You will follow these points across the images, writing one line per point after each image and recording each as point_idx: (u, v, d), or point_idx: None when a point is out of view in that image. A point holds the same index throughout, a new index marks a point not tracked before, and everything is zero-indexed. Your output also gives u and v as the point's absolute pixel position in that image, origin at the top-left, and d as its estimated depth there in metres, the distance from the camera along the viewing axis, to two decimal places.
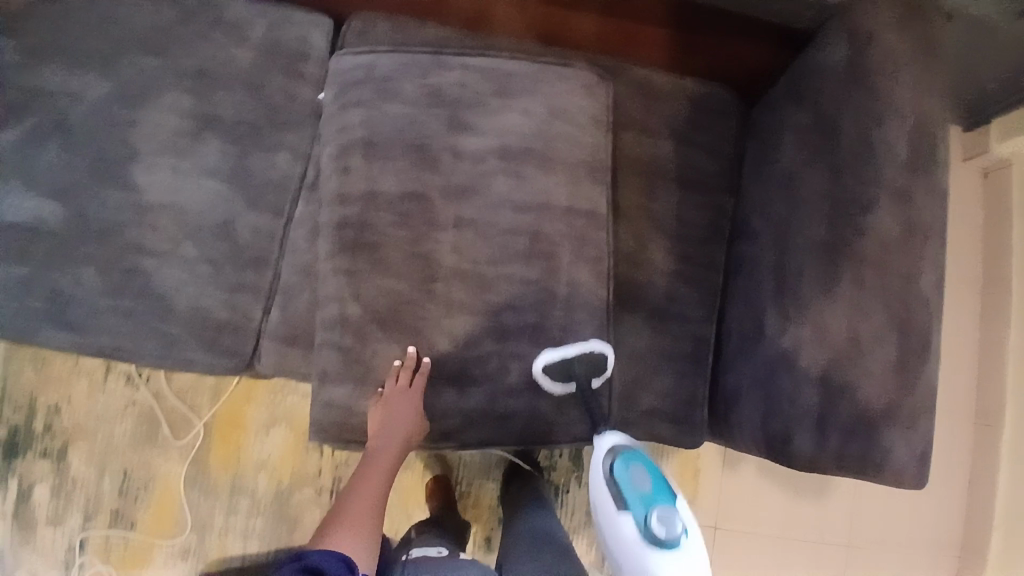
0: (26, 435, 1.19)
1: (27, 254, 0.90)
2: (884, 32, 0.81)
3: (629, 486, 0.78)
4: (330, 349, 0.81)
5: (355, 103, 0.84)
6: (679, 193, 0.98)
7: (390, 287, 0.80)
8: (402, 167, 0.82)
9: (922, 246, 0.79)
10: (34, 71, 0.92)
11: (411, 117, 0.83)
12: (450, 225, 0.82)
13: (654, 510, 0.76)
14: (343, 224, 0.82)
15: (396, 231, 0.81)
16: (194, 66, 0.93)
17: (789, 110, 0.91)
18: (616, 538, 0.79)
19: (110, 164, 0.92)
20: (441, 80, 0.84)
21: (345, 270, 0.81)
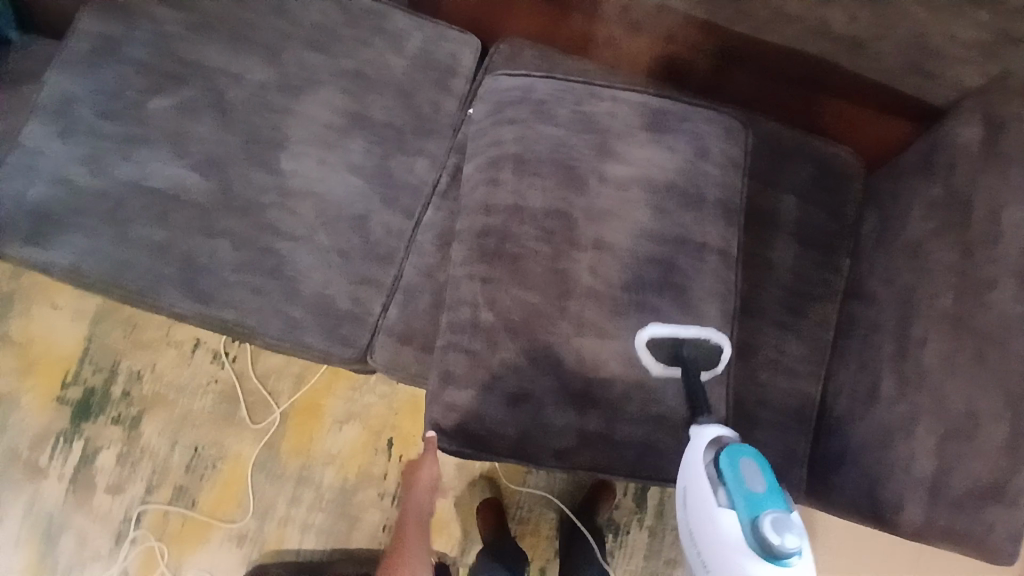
0: (102, 399, 1.20)
1: (164, 219, 0.93)
2: (1019, 121, 0.83)
3: (736, 478, 0.64)
4: (459, 350, 0.83)
5: (512, 123, 0.89)
6: (796, 250, 1.01)
7: (526, 298, 0.83)
8: (550, 186, 0.85)
9: None
10: (199, 47, 0.97)
11: (565, 142, 0.87)
12: (591, 247, 0.84)
13: (767, 513, 0.62)
14: (488, 232, 0.85)
15: (539, 247, 0.84)
16: (352, 67, 0.99)
17: (916, 182, 0.94)
18: (702, 513, 0.66)
19: (259, 146, 0.96)
20: (595, 110, 0.88)
21: (482, 275, 0.84)
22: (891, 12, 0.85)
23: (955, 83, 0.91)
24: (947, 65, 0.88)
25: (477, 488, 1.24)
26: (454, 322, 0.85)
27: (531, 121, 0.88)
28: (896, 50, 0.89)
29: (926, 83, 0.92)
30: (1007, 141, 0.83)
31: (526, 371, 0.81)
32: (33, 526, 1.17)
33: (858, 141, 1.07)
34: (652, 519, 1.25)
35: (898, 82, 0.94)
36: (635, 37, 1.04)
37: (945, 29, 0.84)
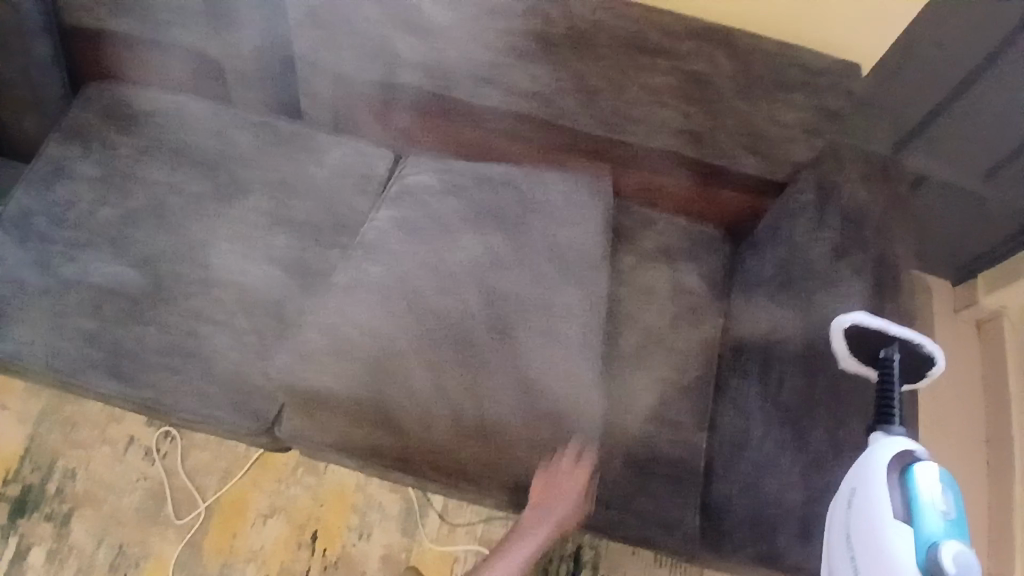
0: (36, 496, 1.23)
1: (99, 310, 1.04)
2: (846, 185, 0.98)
3: (920, 502, 0.65)
4: (369, 401, 0.96)
5: (441, 230, 1.06)
6: (674, 310, 1.10)
7: (442, 377, 0.97)
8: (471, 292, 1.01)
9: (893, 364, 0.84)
10: (147, 168, 1.15)
11: (482, 243, 1.04)
12: (499, 329, 1.00)
13: (955, 549, 0.61)
14: (412, 310, 0.99)
15: (451, 329, 0.99)
16: (279, 178, 1.16)
17: (766, 243, 1.08)
18: (869, 519, 0.67)
19: (194, 245, 1.09)
20: (517, 213, 1.07)
21: (401, 336, 0.98)
22: (722, 104, 1.03)
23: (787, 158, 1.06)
24: (778, 144, 1.04)
25: None
26: (366, 390, 0.97)
27: (433, 229, 1.06)
28: (733, 135, 1.04)
29: (769, 162, 1.06)
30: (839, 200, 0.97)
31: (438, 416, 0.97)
32: None
33: (707, 212, 1.16)
34: None
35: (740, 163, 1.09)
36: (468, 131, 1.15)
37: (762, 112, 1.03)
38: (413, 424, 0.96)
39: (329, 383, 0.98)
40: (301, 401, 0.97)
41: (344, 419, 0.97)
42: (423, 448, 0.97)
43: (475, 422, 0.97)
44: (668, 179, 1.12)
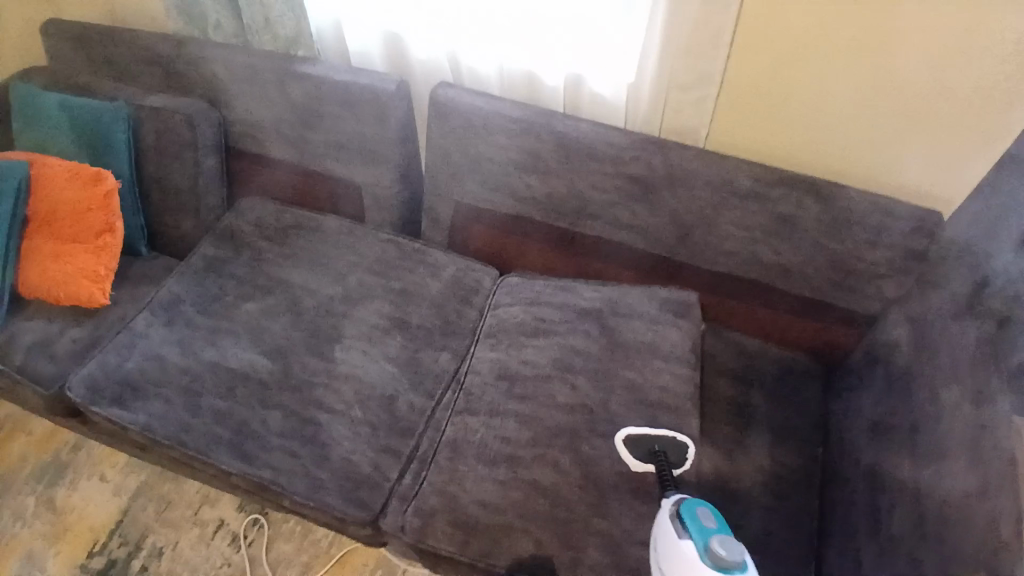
0: (119, 572, 1.25)
1: (231, 391, 1.14)
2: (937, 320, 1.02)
3: (695, 520, 0.85)
4: (492, 483, 0.99)
5: (535, 334, 1.14)
6: (770, 436, 1.13)
7: (553, 456, 1.00)
8: (580, 382, 1.07)
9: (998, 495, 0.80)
10: (284, 268, 1.31)
11: (568, 345, 1.11)
12: (605, 421, 1.03)
13: (713, 537, 0.82)
14: (521, 399, 1.07)
15: (575, 423, 1.03)
16: (399, 287, 1.29)
17: (862, 377, 1.11)
18: (674, 566, 0.83)
19: (321, 340, 1.21)
20: (602, 324, 1.14)
21: (508, 420, 1.05)
22: (803, 240, 1.12)
23: (879, 295, 1.13)
24: (867, 282, 1.12)
25: None
26: (492, 472, 1.00)
27: (527, 334, 1.14)
28: (821, 272, 1.13)
29: (855, 294, 1.14)
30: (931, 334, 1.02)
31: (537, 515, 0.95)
32: None
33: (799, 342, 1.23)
34: None
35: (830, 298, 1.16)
36: (571, 256, 1.30)
37: (852, 251, 1.10)
38: (535, 504, 0.96)
39: (456, 469, 1.01)
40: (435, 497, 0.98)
41: (467, 503, 0.97)
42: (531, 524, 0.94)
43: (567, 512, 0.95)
44: (756, 310, 1.22)
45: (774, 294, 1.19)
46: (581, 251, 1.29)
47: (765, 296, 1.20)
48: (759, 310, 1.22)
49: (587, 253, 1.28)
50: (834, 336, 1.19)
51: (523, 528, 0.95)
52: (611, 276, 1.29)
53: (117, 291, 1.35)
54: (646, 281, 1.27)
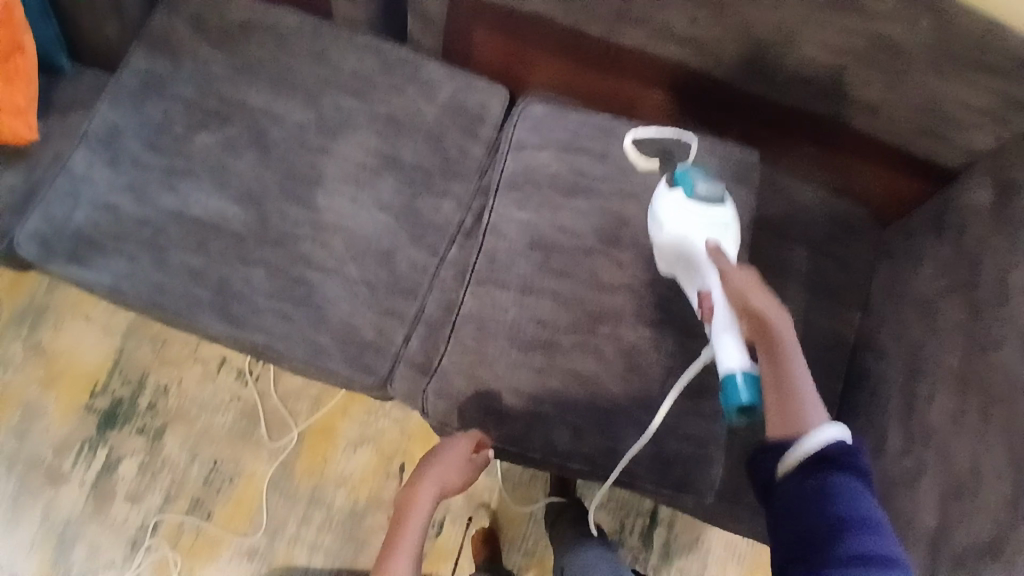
0: (128, 410, 1.26)
1: (204, 246, 1.00)
2: None
3: (680, 171, 0.85)
4: (526, 370, 0.85)
5: (574, 193, 0.92)
6: (809, 300, 1.03)
7: (595, 343, 0.86)
8: (626, 260, 0.89)
9: None
10: (242, 87, 1.06)
11: (613, 211, 0.91)
12: (650, 305, 0.88)
13: (699, 181, 0.83)
14: (559, 275, 0.88)
15: (603, 298, 0.88)
16: (386, 112, 1.06)
17: (927, 243, 0.98)
18: (660, 212, 0.85)
19: (298, 183, 1.03)
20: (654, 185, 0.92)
21: (545, 300, 0.88)
22: (904, 72, 0.88)
23: (968, 146, 0.93)
24: (959, 129, 0.91)
25: (465, 522, 1.22)
26: (525, 358, 0.86)
27: (564, 193, 0.92)
28: (905, 110, 0.92)
29: (940, 144, 0.95)
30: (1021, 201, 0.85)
31: (557, 406, 0.85)
32: (44, 532, 1.20)
33: (855, 190, 1.08)
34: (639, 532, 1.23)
35: (909, 145, 0.97)
36: (598, 75, 1.06)
37: (951, 90, 0.87)
38: (576, 395, 0.85)
39: (483, 352, 0.86)
40: (458, 381, 0.85)
41: (501, 391, 0.85)
42: (572, 418, 0.85)
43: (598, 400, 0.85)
44: (812, 150, 1.04)
45: (837, 134, 1.00)
46: (629, 73, 1.04)
47: (827, 133, 1.01)
48: (814, 151, 1.04)
49: (619, 70, 1.04)
50: (895, 185, 1.03)
51: (559, 417, 0.85)
52: (643, 101, 1.07)
53: (44, 122, 1.10)
54: (683, 109, 1.06)
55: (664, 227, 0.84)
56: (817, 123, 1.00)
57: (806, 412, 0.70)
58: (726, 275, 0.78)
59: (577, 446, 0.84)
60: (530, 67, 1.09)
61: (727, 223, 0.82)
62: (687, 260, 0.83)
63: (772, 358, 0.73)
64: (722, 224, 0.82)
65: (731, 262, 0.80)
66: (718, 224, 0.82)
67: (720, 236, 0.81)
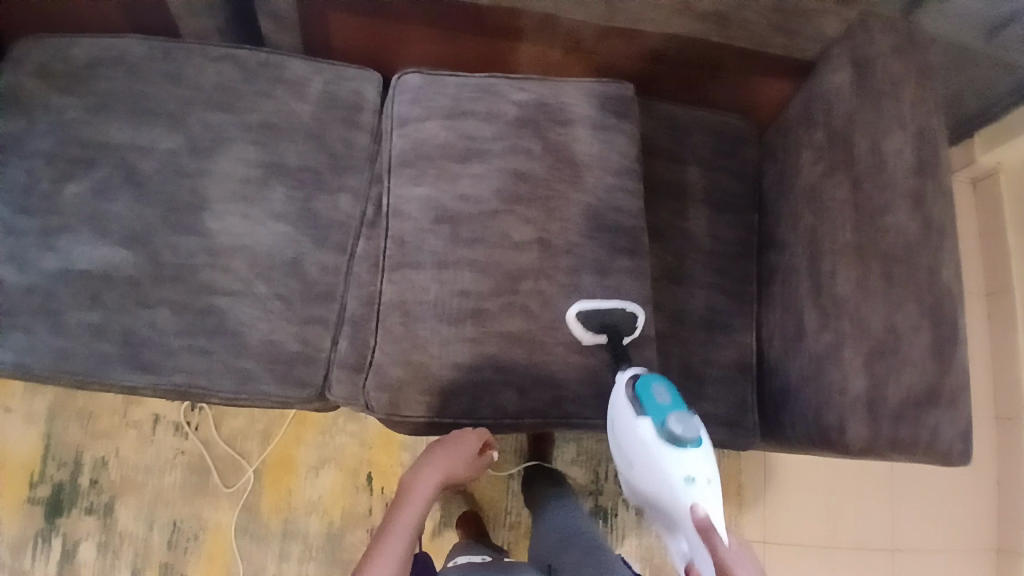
0: (72, 492, 1.18)
1: (99, 300, 0.93)
2: (884, 58, 0.93)
3: (649, 398, 0.77)
4: (459, 343, 0.84)
5: (468, 158, 0.89)
6: (710, 215, 1.09)
7: (520, 303, 0.86)
8: (532, 214, 0.88)
9: (940, 243, 0.87)
10: (98, 125, 0.99)
11: (509, 167, 0.89)
12: (564, 251, 0.88)
13: (673, 421, 0.75)
14: (472, 243, 0.87)
15: (511, 256, 0.87)
16: (259, 120, 1.02)
17: (802, 132, 1.03)
18: (633, 446, 0.79)
19: (183, 212, 0.97)
20: (544, 132, 0.91)
21: (463, 271, 0.86)
22: None
23: (820, 33, 0.98)
24: (810, 20, 0.96)
25: (446, 513, 1.21)
26: (457, 332, 0.84)
27: (459, 160, 0.89)
28: (758, 10, 0.95)
29: (793, 39, 1.00)
30: (875, 75, 0.93)
31: (494, 371, 0.84)
32: None
33: (731, 103, 1.13)
34: (615, 476, 1.26)
35: (770, 44, 1.01)
36: (465, 38, 1.05)
37: None
38: (513, 357, 0.84)
39: (415, 336, 0.84)
40: (393, 367, 0.83)
41: (439, 370, 0.83)
42: (512, 377, 0.84)
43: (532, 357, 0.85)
44: (686, 68, 1.07)
45: (704, 49, 1.03)
46: (503, 32, 1.03)
47: (693, 50, 1.03)
48: (687, 68, 1.07)
49: (485, 29, 1.03)
50: (766, 86, 1.08)
51: (500, 380, 0.84)
52: (519, 56, 1.07)
53: None
54: (557, 57, 1.07)
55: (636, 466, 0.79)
56: (680, 43, 1.02)
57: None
58: (713, 543, 0.70)
59: (520, 403, 0.85)
60: (399, 44, 1.07)
61: (705, 479, 0.75)
62: (668, 501, 0.77)
63: None
64: (697, 479, 0.75)
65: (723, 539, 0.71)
66: (693, 477, 0.75)
67: (700, 499, 0.74)
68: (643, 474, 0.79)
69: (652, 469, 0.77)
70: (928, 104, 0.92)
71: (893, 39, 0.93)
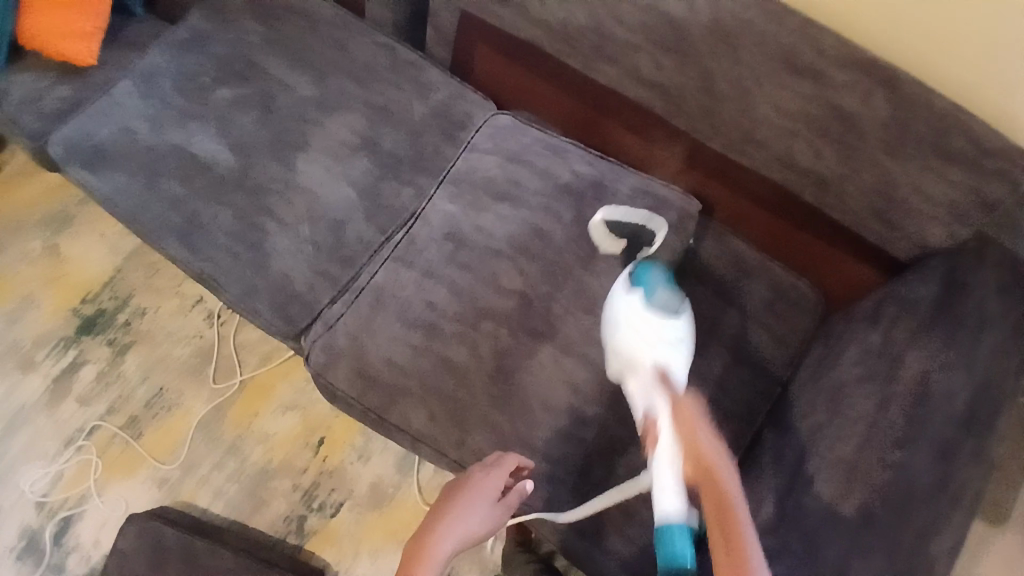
0: (107, 321, 1.36)
1: (188, 179, 1.09)
2: (986, 298, 0.82)
3: (643, 275, 0.84)
4: (403, 345, 0.85)
5: (503, 196, 0.94)
6: (730, 364, 1.00)
7: (473, 338, 0.85)
8: (531, 269, 0.88)
9: (948, 509, 0.73)
10: (268, 57, 1.19)
11: (535, 219, 0.92)
12: (542, 316, 0.87)
13: (660, 292, 0.81)
14: (463, 266, 0.89)
15: (491, 298, 0.87)
16: (381, 102, 1.15)
17: (860, 329, 0.95)
18: (614, 311, 0.83)
19: (286, 145, 1.12)
20: (581, 207, 0.92)
21: (441, 285, 0.88)
22: (856, 148, 0.89)
23: (922, 239, 0.91)
24: (916, 221, 0.90)
25: (364, 516, 1.24)
26: (407, 335, 0.85)
27: (496, 194, 0.94)
28: (860, 179, 0.91)
29: (894, 233, 0.93)
30: (962, 307, 0.83)
31: (417, 392, 0.83)
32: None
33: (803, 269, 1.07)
34: None
35: (863, 228, 0.95)
36: (579, 105, 1.12)
37: (907, 176, 0.87)
38: (442, 380, 0.83)
39: (372, 322, 0.86)
40: (346, 340, 0.85)
41: (373, 358, 0.84)
42: (439, 413, 0.83)
43: (455, 397, 0.82)
44: (767, 218, 1.05)
45: (793, 208, 1.01)
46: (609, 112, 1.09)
47: (782, 205, 1.01)
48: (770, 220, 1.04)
49: (597, 108, 1.10)
50: (849, 268, 1.01)
51: (420, 396, 0.83)
52: (620, 141, 1.11)
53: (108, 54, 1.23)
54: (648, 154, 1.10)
55: (618, 330, 0.81)
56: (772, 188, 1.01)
57: (734, 510, 0.63)
58: (672, 390, 0.74)
59: (438, 437, 0.82)
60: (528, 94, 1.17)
61: (678, 346, 0.79)
62: (633, 364, 0.78)
63: (715, 501, 0.64)
64: (673, 345, 0.79)
65: (677, 389, 0.75)
66: (671, 343, 0.78)
67: (666, 359, 0.77)
68: (621, 346, 0.80)
69: (627, 342, 0.79)
70: (1012, 360, 0.79)
71: (1002, 281, 0.82)
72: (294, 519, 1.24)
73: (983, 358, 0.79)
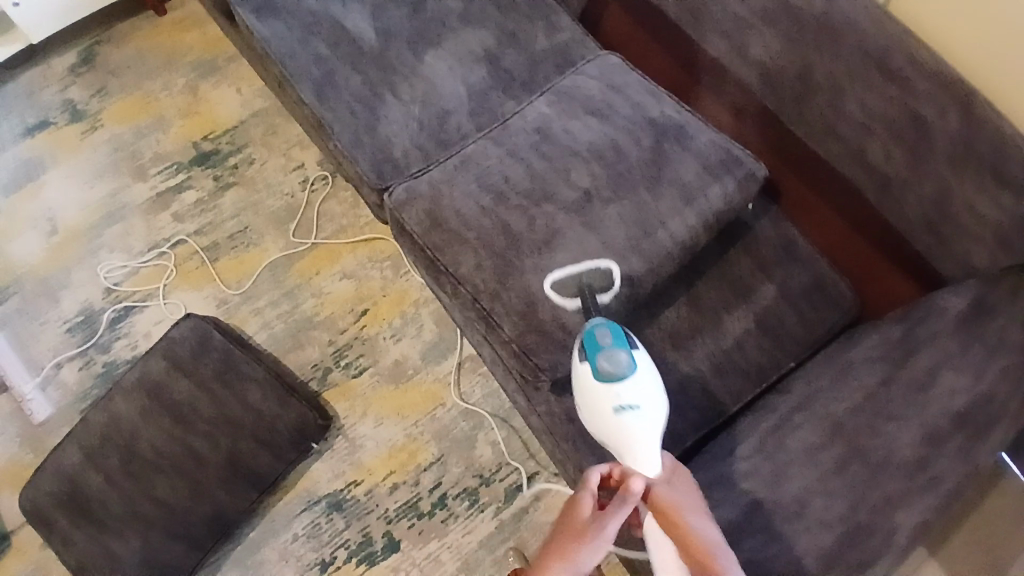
0: (219, 159, 1.55)
1: (334, 42, 1.25)
2: (1010, 321, 0.87)
3: (592, 343, 0.86)
4: (474, 204, 0.98)
5: (594, 113, 1.04)
6: (751, 326, 1.05)
7: (534, 214, 0.96)
8: (598, 173, 0.98)
9: (919, 491, 0.80)
10: None
11: (616, 138, 1.02)
12: (596, 213, 0.96)
13: (605, 358, 0.84)
14: (544, 157, 1.01)
15: (562, 189, 0.98)
16: (512, 28, 1.28)
17: (884, 324, 0.97)
18: (576, 389, 0.87)
19: (422, 38, 1.26)
20: (661, 138, 1.01)
21: (522, 168, 1.00)
22: (925, 155, 0.94)
23: (964, 257, 0.95)
24: (961, 238, 0.94)
25: (384, 389, 1.35)
26: (480, 196, 0.99)
27: (591, 111, 1.05)
28: (917, 187, 0.96)
29: (939, 247, 0.97)
30: (987, 323, 0.88)
31: (477, 244, 0.96)
32: (110, 203, 1.51)
33: (849, 268, 1.12)
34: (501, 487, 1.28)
35: (913, 237, 1.00)
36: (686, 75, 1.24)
37: (965, 191, 0.92)
38: (495, 238, 0.95)
39: (452, 181, 1.02)
40: (429, 185, 1.01)
41: (446, 208, 0.99)
42: (485, 263, 0.95)
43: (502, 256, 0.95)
44: (826, 211, 1.12)
45: (852, 201, 1.07)
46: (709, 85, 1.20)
47: (842, 197, 1.09)
48: (826, 212, 1.11)
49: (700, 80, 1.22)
50: (891, 274, 1.07)
51: (476, 249, 0.96)
52: (713, 112, 1.22)
53: None
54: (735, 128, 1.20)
55: (582, 412, 0.86)
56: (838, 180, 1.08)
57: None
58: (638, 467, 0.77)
59: (479, 285, 0.95)
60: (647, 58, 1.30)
61: (639, 403, 0.81)
62: (605, 435, 0.83)
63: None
64: (634, 406, 0.81)
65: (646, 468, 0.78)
66: (631, 405, 0.81)
67: (626, 426, 0.80)
68: (590, 420, 0.85)
69: (592, 412, 0.84)
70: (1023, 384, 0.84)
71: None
72: (321, 367, 1.37)
73: (996, 372, 0.85)
